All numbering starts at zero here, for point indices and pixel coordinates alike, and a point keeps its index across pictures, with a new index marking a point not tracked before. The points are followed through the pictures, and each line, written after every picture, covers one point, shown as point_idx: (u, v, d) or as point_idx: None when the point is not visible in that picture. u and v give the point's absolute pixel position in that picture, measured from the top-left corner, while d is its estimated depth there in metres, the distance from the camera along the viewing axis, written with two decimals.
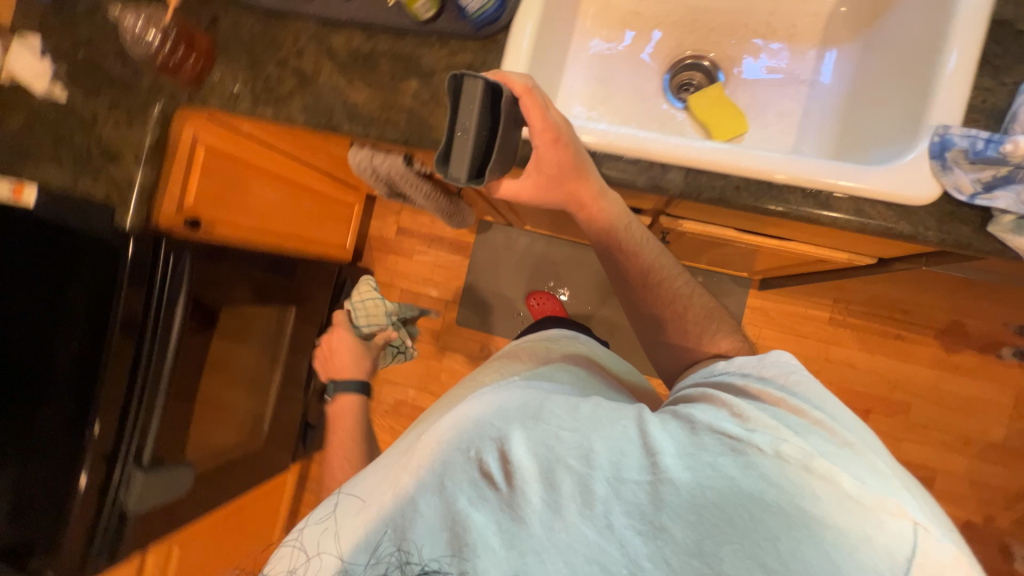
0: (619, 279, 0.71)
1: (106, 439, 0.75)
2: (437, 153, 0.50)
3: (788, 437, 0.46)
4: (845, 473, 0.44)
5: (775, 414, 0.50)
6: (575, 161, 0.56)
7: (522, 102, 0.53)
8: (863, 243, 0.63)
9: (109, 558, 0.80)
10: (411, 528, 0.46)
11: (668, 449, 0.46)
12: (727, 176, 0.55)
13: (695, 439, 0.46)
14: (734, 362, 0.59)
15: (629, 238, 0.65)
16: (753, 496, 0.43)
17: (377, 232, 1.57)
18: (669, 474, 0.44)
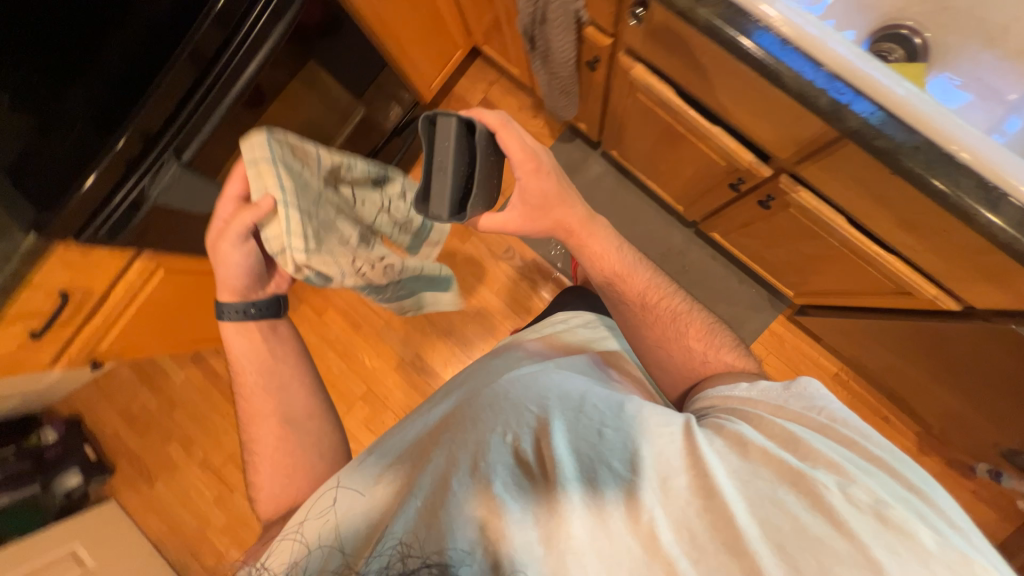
0: (618, 309, 0.73)
1: (153, 121, 0.75)
2: (419, 192, 0.59)
3: (853, 485, 0.42)
4: (924, 528, 0.39)
5: (840, 452, 0.46)
6: (559, 189, 0.68)
7: (498, 133, 0.63)
8: (970, 279, 0.62)
9: (108, 236, 0.80)
10: (438, 506, 0.43)
11: (726, 479, 0.43)
12: (912, 133, 0.51)
13: (750, 471, 0.44)
14: (758, 385, 0.56)
15: (621, 262, 0.72)
16: (833, 550, 0.38)
17: (462, 92, 1.48)
18: (725, 497, 0.42)
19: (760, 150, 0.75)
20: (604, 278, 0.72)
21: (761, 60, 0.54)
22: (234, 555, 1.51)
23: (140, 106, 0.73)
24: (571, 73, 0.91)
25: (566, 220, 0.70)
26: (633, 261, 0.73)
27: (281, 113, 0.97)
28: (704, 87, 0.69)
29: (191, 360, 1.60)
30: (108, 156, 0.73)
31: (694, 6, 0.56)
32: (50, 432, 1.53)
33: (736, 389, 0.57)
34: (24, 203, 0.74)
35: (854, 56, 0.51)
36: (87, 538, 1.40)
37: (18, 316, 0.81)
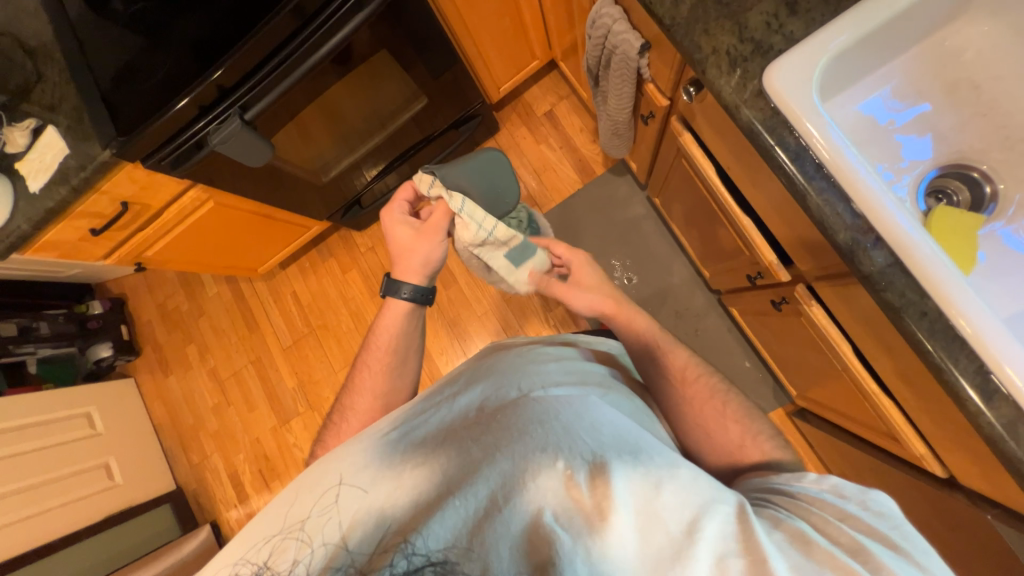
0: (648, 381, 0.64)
1: (229, 79, 0.82)
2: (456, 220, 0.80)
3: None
4: None
5: None
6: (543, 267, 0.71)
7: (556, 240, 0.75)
8: (959, 453, 0.58)
9: (172, 165, 0.90)
10: (487, 524, 0.38)
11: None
12: (924, 298, 0.48)
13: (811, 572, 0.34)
14: (830, 478, 0.43)
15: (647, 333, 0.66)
16: None
17: (531, 100, 1.50)
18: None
19: (784, 254, 0.73)
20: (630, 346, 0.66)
21: (791, 177, 0.53)
22: (215, 460, 1.63)
23: (215, 68, 0.80)
24: (627, 118, 0.91)
25: None
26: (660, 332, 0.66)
27: (343, 90, 1.02)
28: (742, 178, 0.68)
29: (226, 279, 1.73)
30: (174, 109, 0.81)
31: (740, 104, 0.55)
32: (96, 306, 1.69)
33: (798, 479, 0.45)
34: (109, 122, 0.84)
35: (890, 201, 0.49)
36: (104, 404, 1.56)
37: (81, 214, 0.95)
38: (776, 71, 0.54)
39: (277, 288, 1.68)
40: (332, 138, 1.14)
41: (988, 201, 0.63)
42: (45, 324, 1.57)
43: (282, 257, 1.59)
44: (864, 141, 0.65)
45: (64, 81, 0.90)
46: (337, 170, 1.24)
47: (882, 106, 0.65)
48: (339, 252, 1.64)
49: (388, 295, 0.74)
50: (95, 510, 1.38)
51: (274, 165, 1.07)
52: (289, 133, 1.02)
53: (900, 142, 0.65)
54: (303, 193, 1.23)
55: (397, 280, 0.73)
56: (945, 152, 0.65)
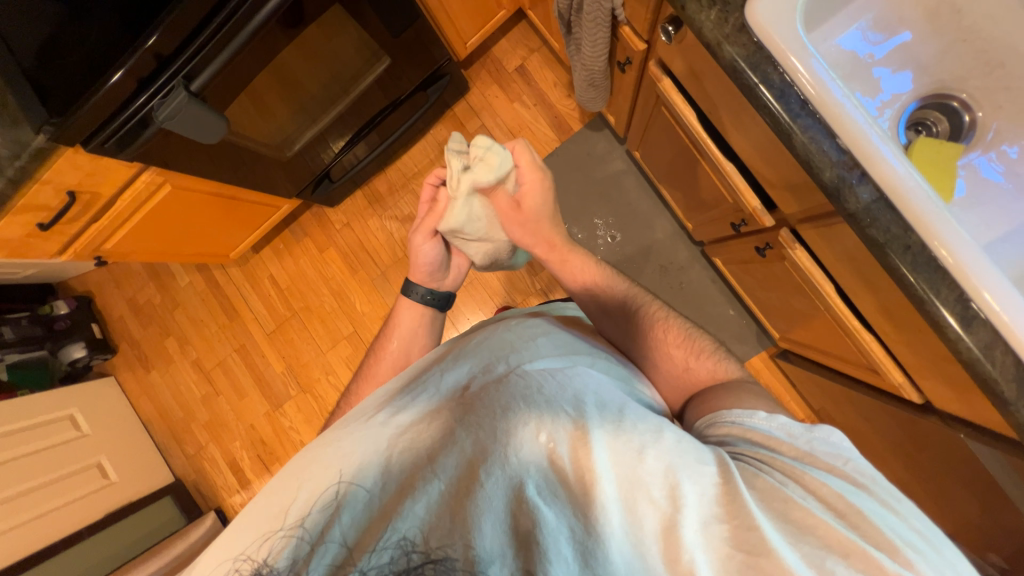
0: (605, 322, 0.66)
1: (166, 47, 0.74)
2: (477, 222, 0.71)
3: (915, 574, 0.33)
4: None
5: (888, 523, 0.36)
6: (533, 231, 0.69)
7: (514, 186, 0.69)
8: (936, 378, 0.61)
9: (116, 148, 0.83)
10: (468, 497, 0.36)
11: (783, 542, 0.34)
12: (908, 231, 0.48)
13: (793, 533, 0.35)
14: (779, 418, 0.45)
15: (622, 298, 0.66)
16: None
17: (500, 55, 1.43)
18: (781, 556, 0.33)
19: (767, 198, 0.73)
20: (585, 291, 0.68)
21: (776, 115, 0.51)
22: (211, 450, 1.61)
23: (147, 37, 0.72)
24: (603, 68, 0.87)
25: (544, 246, 0.69)
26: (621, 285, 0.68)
27: (298, 54, 0.94)
28: (724, 123, 0.66)
29: (197, 268, 1.66)
30: (109, 85, 0.74)
31: (722, 41, 0.53)
32: (62, 305, 1.60)
33: (751, 417, 0.46)
34: (37, 104, 0.76)
35: (874, 134, 0.49)
36: (86, 405, 1.51)
37: (26, 207, 0.88)
38: (759, 2, 0.51)
39: (253, 273, 1.62)
40: (292, 110, 1.07)
41: (966, 130, 0.63)
42: (10, 329, 1.51)
43: (253, 240, 1.52)
44: (847, 77, 0.63)
45: None
46: (301, 142, 1.17)
47: (863, 36, 0.63)
48: (313, 231, 1.58)
49: (403, 295, 0.77)
50: (93, 510, 1.37)
51: (232, 140, 0.99)
52: (244, 106, 0.95)
53: (880, 76, 0.64)
54: (268, 171, 1.17)
55: (412, 283, 0.76)
56: (925, 82, 0.64)
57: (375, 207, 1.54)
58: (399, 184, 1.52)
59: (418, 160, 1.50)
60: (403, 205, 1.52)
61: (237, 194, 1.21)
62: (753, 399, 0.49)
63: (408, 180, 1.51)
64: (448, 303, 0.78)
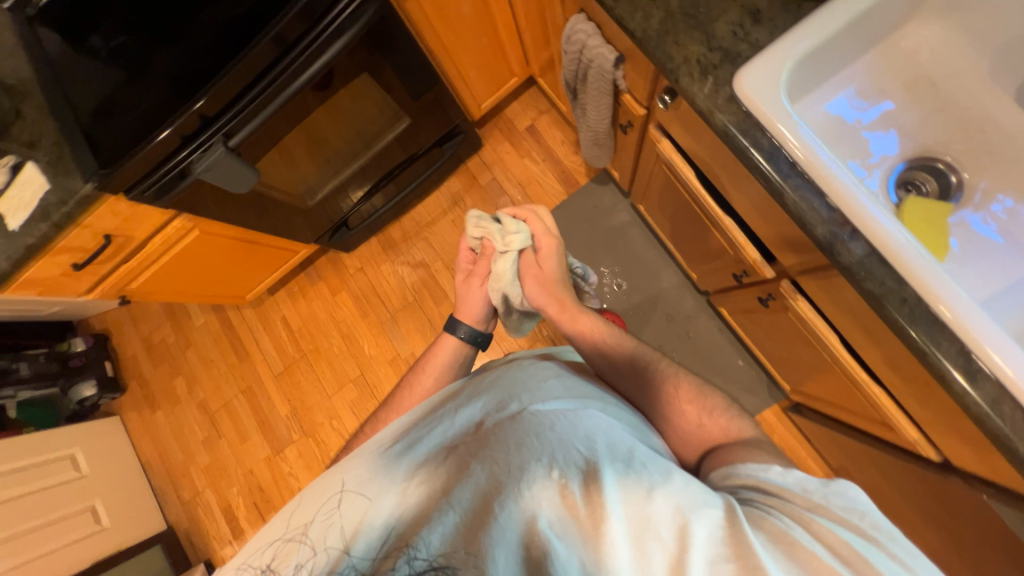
0: (616, 377, 0.64)
1: (211, 109, 0.83)
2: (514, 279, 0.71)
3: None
4: None
5: None
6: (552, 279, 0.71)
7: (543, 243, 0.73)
8: (950, 433, 0.59)
9: (155, 196, 0.89)
10: (482, 532, 0.37)
11: None
12: (903, 285, 0.50)
13: None
14: (795, 470, 0.42)
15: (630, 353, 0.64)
16: None
17: (512, 116, 1.54)
18: None
19: (767, 251, 0.75)
20: (592, 345, 0.67)
21: (767, 175, 0.55)
22: (207, 496, 1.57)
23: (193, 102, 0.81)
24: (606, 129, 0.94)
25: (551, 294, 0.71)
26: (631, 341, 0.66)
27: (326, 115, 1.02)
28: (720, 180, 0.70)
29: (213, 309, 1.70)
30: (155, 141, 0.81)
31: (714, 109, 0.58)
32: (80, 342, 1.64)
33: (765, 469, 0.43)
34: (90, 157, 0.84)
35: (861, 192, 0.52)
36: (88, 445, 1.51)
37: (64, 249, 0.94)
38: (745, 77, 0.56)
39: (266, 314, 1.66)
40: (317, 163, 1.15)
41: (954, 190, 0.66)
42: (25, 364, 1.53)
43: (269, 282, 1.56)
44: (835, 140, 0.67)
45: (39, 120, 0.90)
46: (323, 192, 1.25)
47: (847, 103, 0.68)
48: (328, 275, 1.64)
49: (444, 331, 0.75)
50: (81, 558, 1.32)
51: (260, 190, 1.07)
52: (273, 160, 1.03)
53: (867, 139, 0.68)
54: (290, 218, 1.24)
55: (456, 320, 0.75)
56: (911, 145, 0.68)
57: (388, 252, 1.60)
58: (412, 231, 1.59)
59: (431, 210, 1.58)
60: (416, 252, 1.57)
61: (259, 238, 1.27)
62: (761, 451, 0.48)
63: (421, 227, 1.58)
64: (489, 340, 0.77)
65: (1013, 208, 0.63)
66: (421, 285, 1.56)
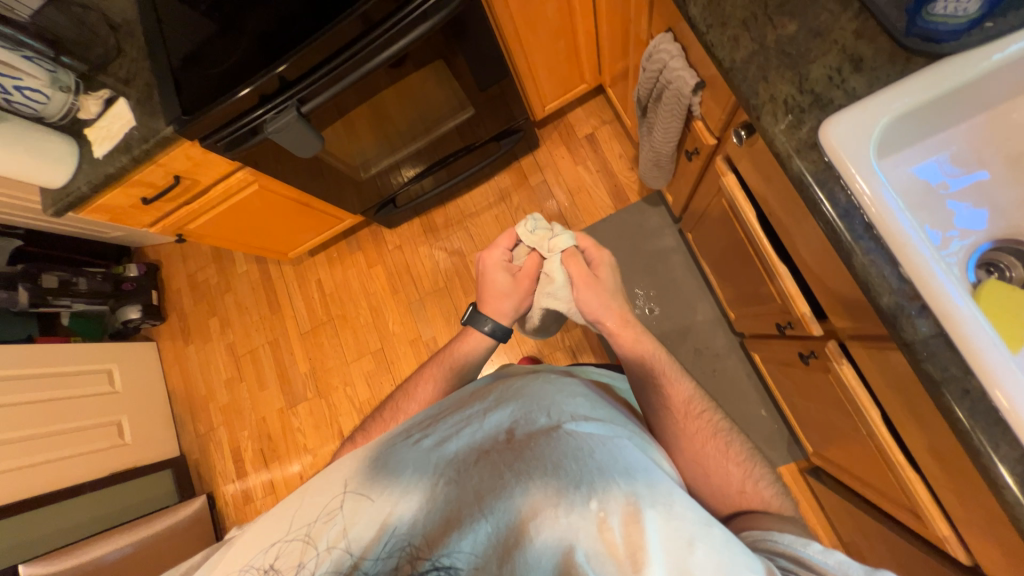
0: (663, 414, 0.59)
1: (289, 74, 0.86)
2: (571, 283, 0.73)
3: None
4: None
5: None
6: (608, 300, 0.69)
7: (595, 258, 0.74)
8: (988, 540, 0.55)
9: (225, 147, 0.94)
10: (516, 553, 0.37)
11: None
12: (968, 376, 0.47)
13: None
14: (837, 552, 0.40)
15: (685, 394, 0.61)
16: None
17: (574, 121, 1.53)
18: None
19: (818, 307, 0.72)
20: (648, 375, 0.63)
21: (838, 232, 0.52)
22: (220, 433, 1.65)
23: (276, 65, 0.84)
24: (670, 152, 0.92)
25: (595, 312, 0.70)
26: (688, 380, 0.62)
27: (394, 93, 1.04)
28: (783, 226, 0.67)
29: (257, 259, 1.78)
30: (235, 97, 0.85)
31: (792, 155, 0.56)
32: (134, 268, 1.76)
33: (805, 546, 0.42)
34: (175, 102, 0.89)
35: (943, 269, 0.48)
36: (125, 364, 1.61)
37: (136, 182, 1.01)
38: (833, 126, 0.53)
39: (304, 274, 1.72)
40: (378, 139, 1.18)
41: None
42: (84, 279, 1.61)
43: (312, 244, 1.62)
44: (917, 205, 0.63)
45: (138, 60, 0.96)
46: (378, 167, 1.28)
47: (938, 168, 0.64)
48: (367, 247, 1.68)
49: (469, 324, 0.75)
50: (100, 467, 1.42)
51: (321, 156, 1.10)
52: (338, 130, 1.06)
53: (952, 209, 0.64)
54: (343, 187, 1.27)
55: (483, 314, 0.74)
56: (1000, 225, 0.63)
57: (428, 236, 1.62)
58: (455, 219, 1.60)
59: (477, 201, 1.59)
60: (454, 239, 1.59)
61: (311, 202, 1.32)
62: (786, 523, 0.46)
63: (464, 217, 1.59)
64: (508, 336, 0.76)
65: None
66: (454, 273, 1.57)
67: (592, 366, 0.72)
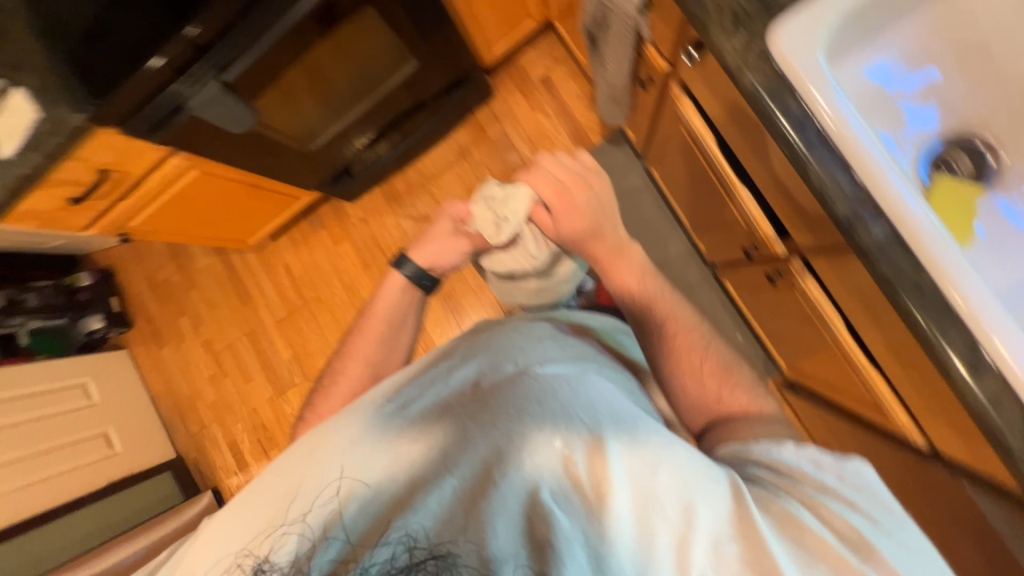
0: (645, 337, 0.62)
1: (203, 37, 0.77)
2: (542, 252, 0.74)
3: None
4: None
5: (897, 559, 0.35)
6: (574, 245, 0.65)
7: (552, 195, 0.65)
8: (941, 422, 0.59)
9: (148, 130, 0.86)
10: (483, 502, 0.37)
11: (790, 562, 0.34)
12: (920, 271, 0.48)
13: (804, 560, 0.35)
14: (810, 447, 0.41)
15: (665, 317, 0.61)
16: None
17: (527, 64, 1.45)
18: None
19: (781, 226, 0.72)
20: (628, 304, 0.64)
21: (793, 145, 0.51)
22: (213, 430, 1.64)
23: (186, 27, 0.74)
24: (625, 84, 0.88)
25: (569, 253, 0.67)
26: (672, 303, 0.63)
27: (329, 52, 0.96)
28: (740, 148, 0.66)
29: (216, 251, 1.70)
30: (147, 70, 0.76)
31: (743, 67, 0.53)
32: (85, 277, 1.66)
33: (778, 447, 0.42)
34: (79, 85, 0.80)
35: (892, 170, 0.48)
36: (99, 375, 1.56)
37: (57, 181, 0.92)
38: (782, 32, 0.51)
39: (269, 260, 1.65)
40: (320, 105, 1.10)
41: (988, 173, 0.63)
42: (33, 295, 1.55)
43: (270, 228, 1.54)
44: (871, 107, 0.63)
45: (28, 41, 0.85)
46: (325, 137, 1.20)
47: (892, 66, 0.63)
48: (330, 224, 1.61)
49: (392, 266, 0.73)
50: (95, 479, 1.41)
51: (258, 131, 1.02)
52: (274, 100, 0.97)
53: (904, 110, 0.64)
54: (292, 163, 1.20)
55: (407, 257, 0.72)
56: (952, 121, 0.64)
57: (392, 205, 1.56)
58: (417, 183, 1.54)
59: (437, 162, 1.52)
60: (419, 205, 1.54)
61: (259, 182, 1.24)
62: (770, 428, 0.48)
63: (426, 180, 1.53)
64: (436, 286, 0.73)
65: None
66: None
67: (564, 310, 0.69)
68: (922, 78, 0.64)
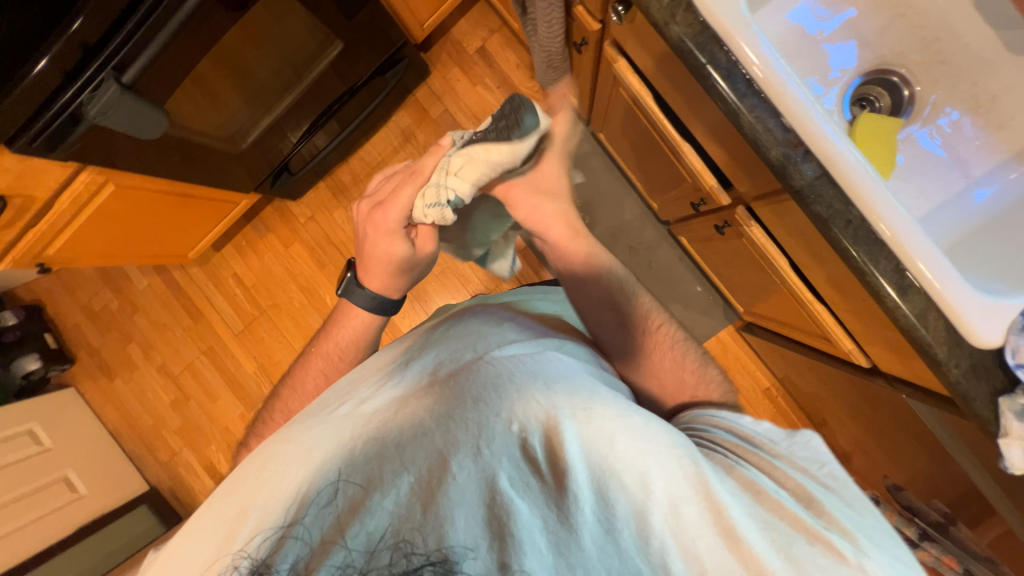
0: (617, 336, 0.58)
1: (92, 32, 0.67)
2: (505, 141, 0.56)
3: (868, 560, 0.33)
4: None
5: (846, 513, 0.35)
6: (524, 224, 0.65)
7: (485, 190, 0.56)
8: (880, 343, 0.64)
9: (46, 148, 0.76)
10: (438, 493, 0.33)
11: (751, 525, 0.33)
12: (849, 205, 0.51)
13: (764, 521, 0.34)
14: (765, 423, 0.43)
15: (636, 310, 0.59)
16: None
17: (460, 36, 1.40)
18: (746, 540, 0.33)
19: (723, 177, 0.74)
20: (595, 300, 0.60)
21: (724, 94, 0.52)
22: (186, 455, 1.57)
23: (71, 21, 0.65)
24: (560, 49, 0.85)
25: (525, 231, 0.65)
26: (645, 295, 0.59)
27: (245, 40, 0.89)
28: (677, 103, 0.66)
29: (155, 270, 1.58)
30: (31, 75, 0.66)
31: (669, 20, 0.53)
32: (10, 315, 1.51)
33: (738, 420, 0.44)
34: None
35: (816, 110, 0.50)
36: (47, 418, 1.45)
37: None
38: None
39: (216, 272, 1.56)
40: (244, 99, 1.02)
41: (906, 105, 0.67)
42: None
43: (211, 238, 1.44)
44: (795, 52, 0.66)
45: None
46: (255, 134, 1.12)
47: (810, 11, 0.66)
48: (276, 226, 1.53)
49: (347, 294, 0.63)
50: (62, 525, 1.32)
51: (178, 136, 0.94)
52: (190, 96, 0.89)
53: (826, 51, 0.67)
54: (223, 165, 1.12)
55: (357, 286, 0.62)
56: (868, 57, 0.67)
57: (340, 198, 1.50)
58: (364, 173, 1.48)
59: (381, 148, 1.46)
60: None
61: (188, 190, 1.15)
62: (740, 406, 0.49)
63: (372, 168, 1.47)
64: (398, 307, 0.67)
65: (959, 121, 0.65)
66: None
67: (522, 289, 0.68)
68: (840, 20, 0.67)
